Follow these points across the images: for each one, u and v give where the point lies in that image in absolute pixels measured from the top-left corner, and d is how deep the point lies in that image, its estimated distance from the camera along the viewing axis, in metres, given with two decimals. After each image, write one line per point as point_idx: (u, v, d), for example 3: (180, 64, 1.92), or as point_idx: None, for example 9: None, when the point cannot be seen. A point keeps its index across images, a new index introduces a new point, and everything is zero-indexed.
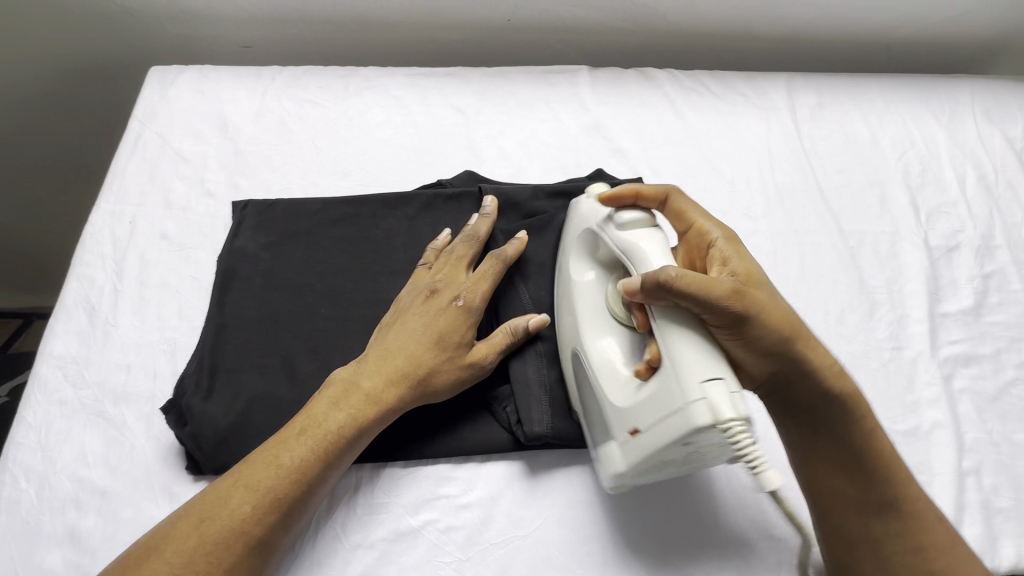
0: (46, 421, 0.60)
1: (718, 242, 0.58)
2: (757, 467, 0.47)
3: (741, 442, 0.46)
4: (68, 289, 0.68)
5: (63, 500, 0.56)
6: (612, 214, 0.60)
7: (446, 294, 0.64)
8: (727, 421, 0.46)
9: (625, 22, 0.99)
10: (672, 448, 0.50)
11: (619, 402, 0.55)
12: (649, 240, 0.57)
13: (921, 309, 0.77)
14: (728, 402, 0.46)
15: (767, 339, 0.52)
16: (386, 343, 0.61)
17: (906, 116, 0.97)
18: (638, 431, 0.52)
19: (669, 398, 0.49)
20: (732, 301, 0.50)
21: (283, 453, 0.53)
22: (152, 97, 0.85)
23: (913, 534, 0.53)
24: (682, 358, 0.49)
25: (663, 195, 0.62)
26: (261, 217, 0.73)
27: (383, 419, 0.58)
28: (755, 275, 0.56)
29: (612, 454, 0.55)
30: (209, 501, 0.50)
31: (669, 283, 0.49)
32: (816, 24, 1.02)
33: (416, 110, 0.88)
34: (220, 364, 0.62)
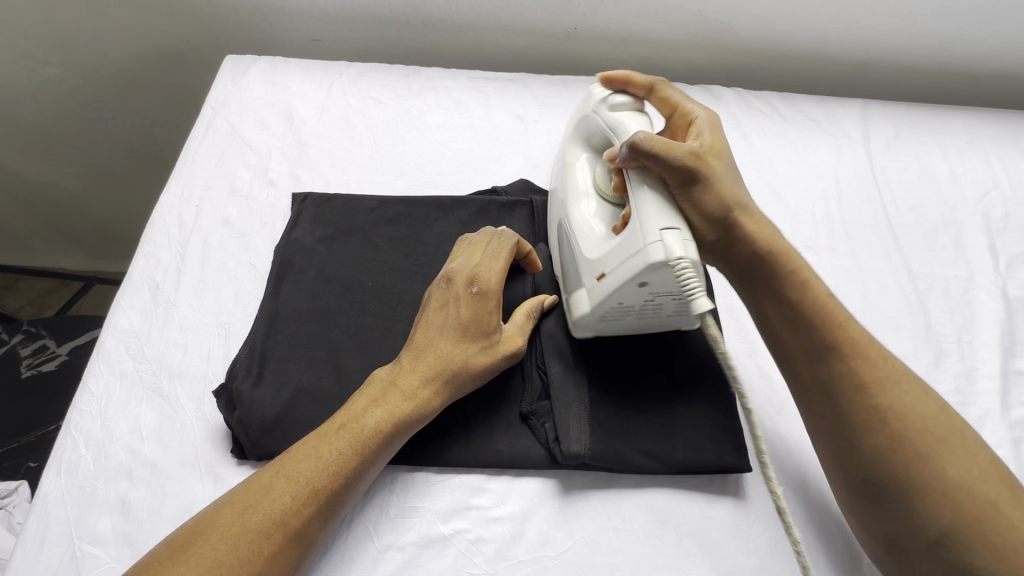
0: (107, 392, 0.63)
1: (699, 118, 0.64)
2: (692, 301, 0.50)
3: (688, 283, 0.51)
4: (136, 266, 0.71)
5: (117, 469, 0.59)
6: (604, 98, 0.66)
7: (459, 282, 0.62)
8: (677, 261, 0.50)
9: (695, 37, 0.96)
10: (630, 288, 0.54)
11: (589, 253, 0.58)
12: (633, 118, 0.62)
13: (992, 364, 0.72)
14: (682, 247, 0.51)
15: (710, 202, 0.58)
16: (414, 340, 0.61)
17: (991, 154, 0.91)
18: (603, 276, 0.56)
19: (632, 242, 0.54)
20: (687, 161, 0.56)
21: (323, 446, 0.54)
22: (226, 85, 0.88)
23: (864, 373, 0.55)
24: (646, 204, 0.54)
25: (651, 85, 0.66)
26: (319, 210, 0.75)
27: (421, 416, 0.58)
28: (720, 148, 0.61)
29: (579, 299, 0.60)
30: (252, 490, 0.51)
31: (638, 144, 0.55)
32: (899, 50, 0.97)
33: (475, 114, 0.88)
34: (271, 353, 0.64)
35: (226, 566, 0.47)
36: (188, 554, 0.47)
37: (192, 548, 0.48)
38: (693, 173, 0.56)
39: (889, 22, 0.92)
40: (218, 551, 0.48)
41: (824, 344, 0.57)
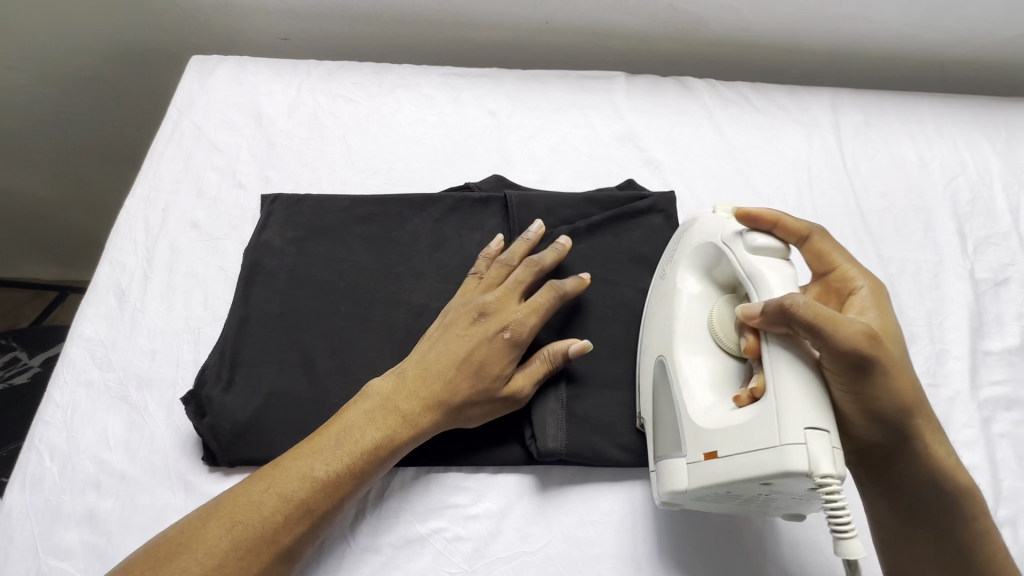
0: (72, 402, 0.61)
1: (861, 291, 0.58)
2: (843, 530, 0.42)
3: (834, 499, 0.43)
4: (100, 273, 0.70)
5: (84, 480, 0.57)
6: (742, 233, 0.57)
7: (492, 322, 0.61)
8: (825, 476, 0.44)
9: (666, 29, 0.96)
10: (750, 485, 0.48)
11: (701, 421, 0.52)
12: (776, 272, 0.54)
13: (961, 346, 0.74)
14: (828, 458, 0.44)
15: (882, 393, 0.49)
16: (430, 359, 0.60)
17: (958, 139, 0.92)
18: (716, 455, 0.49)
19: (763, 433, 0.47)
20: (860, 339, 0.47)
21: (317, 465, 0.52)
22: (191, 86, 0.86)
23: (983, 574, 0.53)
24: (789, 397, 0.46)
25: (807, 232, 0.60)
26: (290, 211, 0.74)
27: (416, 437, 0.57)
28: (889, 331, 0.55)
29: (675, 469, 0.53)
30: (240, 505, 0.50)
31: (795, 311, 0.47)
32: (867, 38, 0.98)
33: (447, 111, 0.88)
34: (241, 357, 0.63)
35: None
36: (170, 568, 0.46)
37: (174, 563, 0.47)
38: (868, 355, 0.47)
39: (856, 10, 0.93)
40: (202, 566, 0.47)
41: (950, 538, 0.54)
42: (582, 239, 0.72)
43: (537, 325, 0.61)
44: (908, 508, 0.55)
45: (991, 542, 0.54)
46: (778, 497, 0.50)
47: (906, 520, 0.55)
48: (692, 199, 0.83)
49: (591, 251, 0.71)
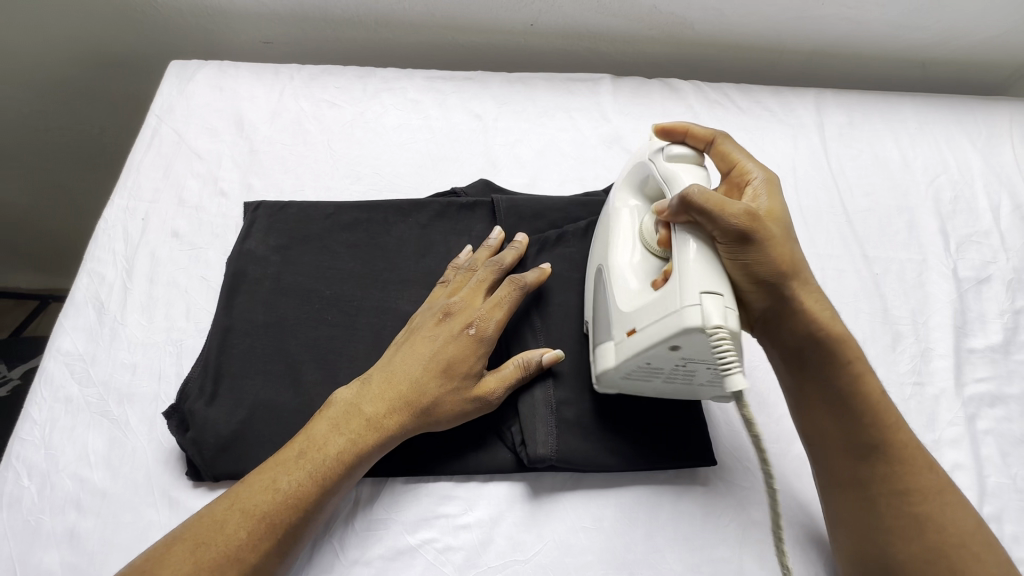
0: (50, 418, 0.60)
1: (756, 181, 0.61)
2: (728, 368, 0.48)
3: (722, 348, 0.48)
4: (78, 285, 0.68)
5: (64, 499, 0.56)
6: (663, 146, 0.62)
7: (457, 320, 0.61)
8: (713, 328, 0.48)
9: (651, 31, 0.96)
10: (661, 351, 0.52)
11: (623, 305, 0.56)
12: (689, 172, 0.59)
13: (946, 344, 0.74)
14: (719, 313, 0.49)
15: (764, 264, 0.54)
16: (394, 359, 0.60)
17: (939, 138, 0.93)
18: (634, 331, 0.54)
19: (669, 301, 0.51)
20: (742, 218, 0.53)
21: (280, 476, 0.52)
22: (170, 92, 0.85)
23: (874, 425, 0.55)
24: (688, 267, 0.51)
25: (712, 137, 0.64)
26: (273, 219, 0.73)
27: (384, 443, 0.56)
28: (777, 213, 0.58)
29: (606, 351, 0.57)
30: (204, 525, 0.49)
31: (690, 198, 0.53)
32: (848, 39, 0.98)
33: (433, 115, 0.87)
34: (225, 369, 0.62)
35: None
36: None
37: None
38: (748, 231, 0.53)
39: (838, 11, 0.94)
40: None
41: (839, 396, 0.56)
42: (569, 244, 0.71)
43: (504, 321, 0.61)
44: (802, 371, 0.58)
45: (882, 400, 0.56)
46: (695, 365, 0.53)
47: (801, 386, 0.59)
48: None
49: (579, 256, 0.71)
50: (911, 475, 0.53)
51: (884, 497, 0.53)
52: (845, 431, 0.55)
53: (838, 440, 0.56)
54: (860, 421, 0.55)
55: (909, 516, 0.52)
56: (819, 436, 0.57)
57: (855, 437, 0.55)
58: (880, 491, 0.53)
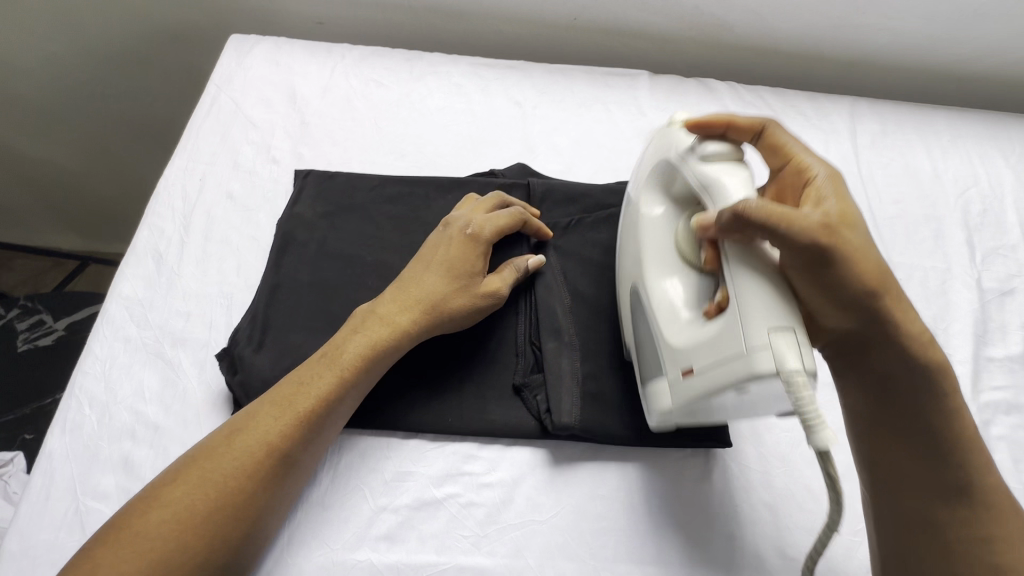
0: (111, 355, 0.64)
1: (819, 177, 0.54)
2: (810, 422, 0.44)
3: (803, 398, 0.44)
4: (139, 236, 0.73)
5: (120, 429, 0.61)
6: (693, 145, 0.59)
7: (455, 226, 0.68)
8: (790, 372, 0.45)
9: (691, 31, 0.99)
10: (726, 393, 0.50)
11: (675, 339, 0.55)
12: (732, 176, 0.55)
13: (965, 350, 0.76)
14: (794, 355, 0.45)
15: (846, 282, 0.49)
16: (405, 275, 0.66)
17: (971, 151, 0.94)
18: (693, 370, 0.52)
19: (729, 343, 0.49)
20: (816, 233, 0.48)
21: (303, 385, 0.56)
22: (230, 63, 0.89)
23: (962, 463, 0.51)
24: (751, 303, 0.48)
25: (759, 125, 0.59)
26: (321, 187, 0.77)
27: (401, 338, 0.61)
28: (853, 216, 0.51)
29: (659, 391, 0.57)
30: (237, 423, 0.54)
31: (747, 213, 0.48)
32: (887, 49, 1.00)
33: (476, 100, 0.90)
34: (272, 322, 0.66)
35: (164, 539, 0.47)
36: (124, 534, 0.47)
37: (130, 528, 0.47)
38: (826, 247, 0.47)
39: (880, 21, 0.95)
40: (152, 533, 0.47)
41: (927, 433, 0.52)
42: (599, 229, 0.75)
43: (503, 230, 0.68)
44: (885, 402, 0.54)
45: (967, 428, 0.52)
46: (753, 402, 0.51)
47: (878, 418, 0.54)
48: None
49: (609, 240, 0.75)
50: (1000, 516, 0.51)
51: (965, 533, 0.50)
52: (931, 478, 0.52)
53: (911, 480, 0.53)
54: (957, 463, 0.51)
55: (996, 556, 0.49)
56: (900, 482, 0.53)
57: (946, 478, 0.51)
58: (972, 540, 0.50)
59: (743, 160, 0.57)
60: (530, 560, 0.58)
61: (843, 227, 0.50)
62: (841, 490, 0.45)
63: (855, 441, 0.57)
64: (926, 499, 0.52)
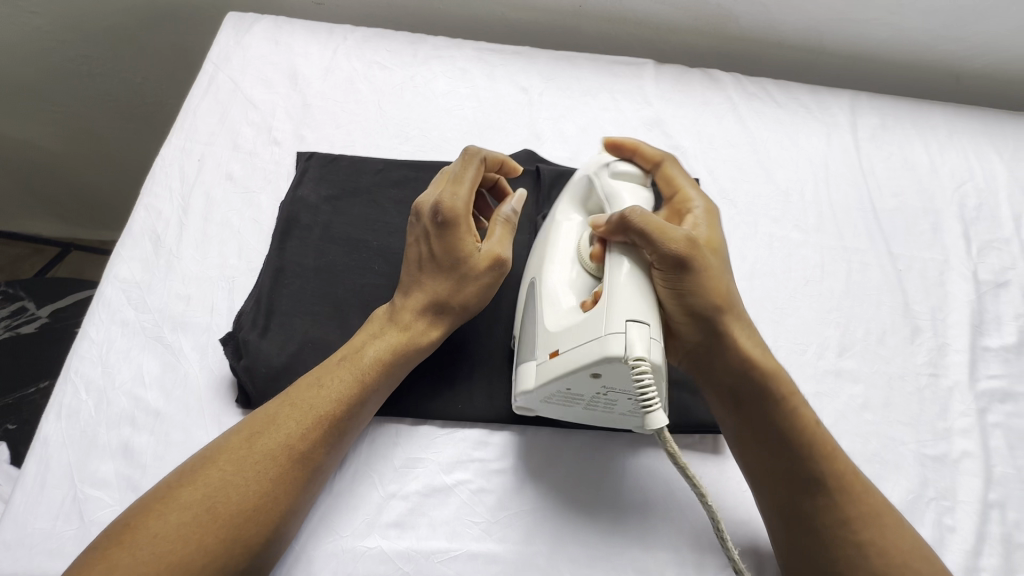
0: (108, 339, 0.62)
1: (696, 210, 0.62)
2: (649, 405, 0.49)
3: (643, 378, 0.49)
4: (135, 217, 0.70)
5: (119, 415, 0.58)
6: (608, 162, 0.66)
7: (425, 216, 0.62)
8: (636, 357, 0.49)
9: (696, 21, 0.99)
10: (582, 377, 0.53)
11: (550, 326, 0.58)
12: (631, 192, 0.63)
13: (962, 340, 0.77)
14: (642, 343, 0.50)
15: (701, 293, 0.57)
16: (404, 278, 0.63)
17: (967, 146, 0.96)
18: (558, 352, 0.55)
19: (593, 327, 0.53)
20: (682, 246, 0.56)
21: (324, 380, 0.56)
22: (227, 42, 0.86)
23: (813, 463, 0.56)
24: (620, 291, 0.54)
25: (659, 159, 0.66)
26: (325, 169, 0.75)
27: (418, 346, 0.60)
28: (714, 243, 0.60)
29: (527, 371, 0.58)
30: (257, 422, 0.53)
31: (630, 218, 0.55)
32: (887, 44, 1.01)
33: (481, 85, 0.89)
34: (277, 306, 0.64)
35: (182, 540, 0.45)
36: (140, 534, 0.45)
37: (146, 528, 0.45)
38: (687, 258, 0.56)
39: (881, 15, 0.96)
40: (171, 534, 0.45)
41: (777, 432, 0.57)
42: None
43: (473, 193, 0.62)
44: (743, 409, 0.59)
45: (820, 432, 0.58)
46: (615, 393, 0.55)
47: (739, 420, 0.59)
48: (712, 185, 0.86)
49: None
50: (851, 503, 0.55)
51: (820, 520, 0.54)
52: (778, 467, 0.57)
53: (766, 467, 0.57)
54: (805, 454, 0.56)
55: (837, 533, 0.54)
56: (757, 469, 0.58)
57: (791, 470, 0.56)
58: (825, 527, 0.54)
59: (646, 186, 0.65)
60: (541, 546, 0.58)
61: (708, 252, 0.59)
62: (699, 478, 0.50)
63: (731, 443, 0.60)
64: (777, 485, 0.57)
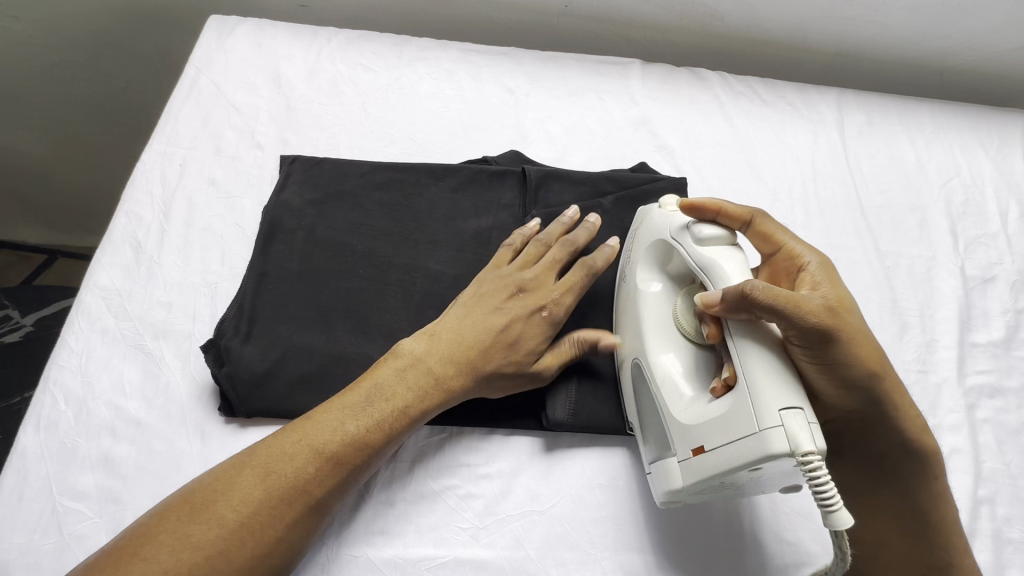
0: (87, 348, 0.61)
1: (811, 266, 0.56)
2: (830, 503, 0.43)
3: (818, 475, 0.43)
4: (116, 224, 0.69)
5: (99, 425, 0.57)
6: (689, 224, 0.59)
7: (534, 301, 0.64)
8: (805, 453, 0.44)
9: (681, 20, 0.99)
10: (738, 473, 0.49)
11: (684, 419, 0.54)
12: (728, 258, 0.56)
13: (951, 336, 0.77)
14: (807, 435, 0.45)
15: (857, 367, 0.51)
16: (461, 334, 0.61)
17: (953, 142, 0.96)
18: (703, 450, 0.51)
19: (742, 421, 0.47)
20: (823, 316, 0.49)
21: (347, 422, 0.54)
22: (209, 45, 0.85)
23: (944, 533, 0.56)
24: (759, 380, 0.48)
25: (749, 217, 0.60)
26: (309, 172, 0.74)
27: (447, 396, 0.58)
28: (846, 302, 0.54)
29: (670, 470, 0.54)
30: (273, 454, 0.51)
31: (753, 295, 0.49)
32: (872, 41, 1.01)
33: (466, 86, 0.89)
34: (259, 312, 0.63)
35: None
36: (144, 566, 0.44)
37: (151, 560, 0.44)
38: (831, 330, 0.49)
39: (865, 13, 0.96)
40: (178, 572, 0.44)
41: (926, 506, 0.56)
42: (593, 216, 0.75)
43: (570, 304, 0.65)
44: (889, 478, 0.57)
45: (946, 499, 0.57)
46: (765, 477, 0.51)
47: (883, 490, 0.57)
48: (700, 184, 0.86)
49: (603, 228, 0.74)
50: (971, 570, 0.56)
51: None
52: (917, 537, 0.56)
53: (908, 540, 0.57)
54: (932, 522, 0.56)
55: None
56: (879, 538, 0.58)
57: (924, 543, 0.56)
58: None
59: (738, 245, 0.58)
60: (530, 551, 0.57)
61: (847, 314, 0.52)
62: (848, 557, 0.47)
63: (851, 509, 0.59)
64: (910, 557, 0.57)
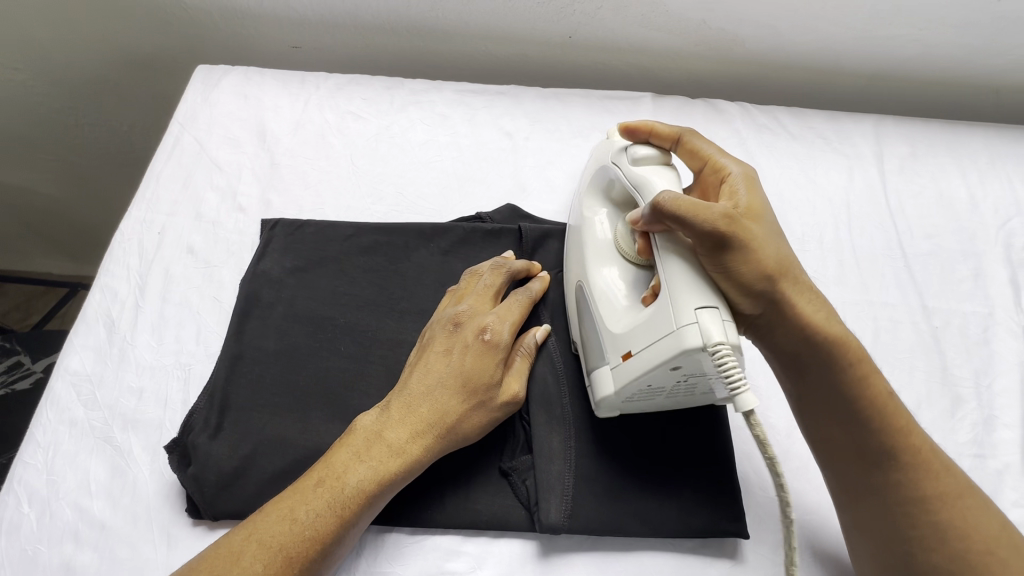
0: (54, 442, 0.58)
1: (733, 176, 0.56)
2: (736, 387, 0.44)
3: (729, 367, 0.44)
4: (91, 300, 0.66)
5: (62, 531, 0.54)
6: (626, 149, 0.60)
7: (470, 328, 0.58)
8: (715, 344, 0.45)
9: (697, 47, 0.90)
10: (661, 372, 0.49)
11: (614, 327, 0.54)
12: (660, 175, 0.56)
13: (1013, 412, 0.67)
14: (718, 327, 0.45)
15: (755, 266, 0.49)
16: (406, 388, 0.56)
17: (1012, 174, 0.85)
18: (631, 354, 0.51)
19: (663, 322, 0.48)
20: (719, 222, 0.49)
21: (299, 507, 0.50)
22: (195, 98, 0.82)
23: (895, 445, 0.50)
24: (678, 282, 0.49)
25: (678, 135, 0.60)
26: (290, 237, 0.70)
27: (407, 471, 0.53)
28: (757, 210, 0.54)
29: (602, 376, 0.54)
30: (221, 557, 0.47)
31: (662, 206, 0.49)
32: (914, 62, 0.90)
33: (461, 131, 0.83)
34: (232, 401, 0.59)
35: None
36: None
37: None
38: (727, 235, 0.48)
39: (907, 32, 0.86)
40: None
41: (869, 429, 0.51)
42: None
43: (518, 323, 0.59)
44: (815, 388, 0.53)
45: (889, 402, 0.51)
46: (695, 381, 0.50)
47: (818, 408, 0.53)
48: None
49: None
50: (938, 487, 0.49)
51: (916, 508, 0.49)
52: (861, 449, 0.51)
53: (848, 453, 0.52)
54: (872, 431, 0.51)
55: (930, 523, 0.48)
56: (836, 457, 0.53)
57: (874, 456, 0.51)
58: (901, 499, 0.49)
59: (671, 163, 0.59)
60: None
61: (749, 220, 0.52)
62: (777, 460, 0.46)
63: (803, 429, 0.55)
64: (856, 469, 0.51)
